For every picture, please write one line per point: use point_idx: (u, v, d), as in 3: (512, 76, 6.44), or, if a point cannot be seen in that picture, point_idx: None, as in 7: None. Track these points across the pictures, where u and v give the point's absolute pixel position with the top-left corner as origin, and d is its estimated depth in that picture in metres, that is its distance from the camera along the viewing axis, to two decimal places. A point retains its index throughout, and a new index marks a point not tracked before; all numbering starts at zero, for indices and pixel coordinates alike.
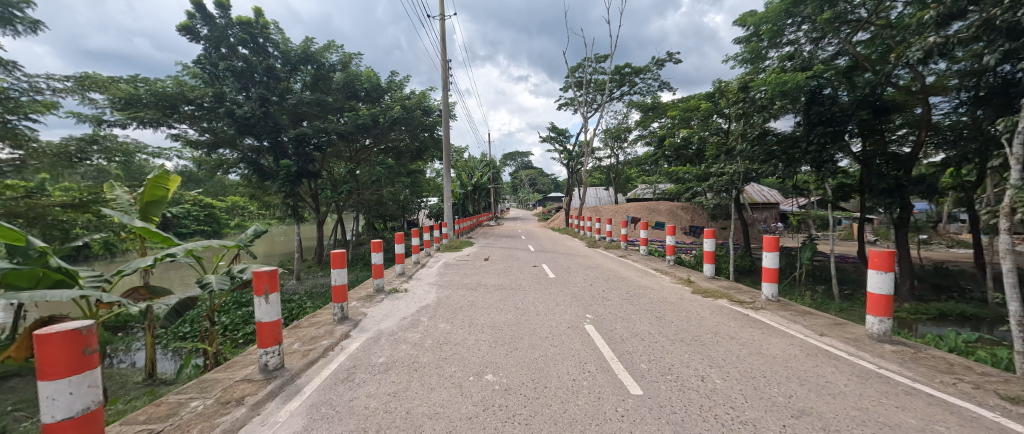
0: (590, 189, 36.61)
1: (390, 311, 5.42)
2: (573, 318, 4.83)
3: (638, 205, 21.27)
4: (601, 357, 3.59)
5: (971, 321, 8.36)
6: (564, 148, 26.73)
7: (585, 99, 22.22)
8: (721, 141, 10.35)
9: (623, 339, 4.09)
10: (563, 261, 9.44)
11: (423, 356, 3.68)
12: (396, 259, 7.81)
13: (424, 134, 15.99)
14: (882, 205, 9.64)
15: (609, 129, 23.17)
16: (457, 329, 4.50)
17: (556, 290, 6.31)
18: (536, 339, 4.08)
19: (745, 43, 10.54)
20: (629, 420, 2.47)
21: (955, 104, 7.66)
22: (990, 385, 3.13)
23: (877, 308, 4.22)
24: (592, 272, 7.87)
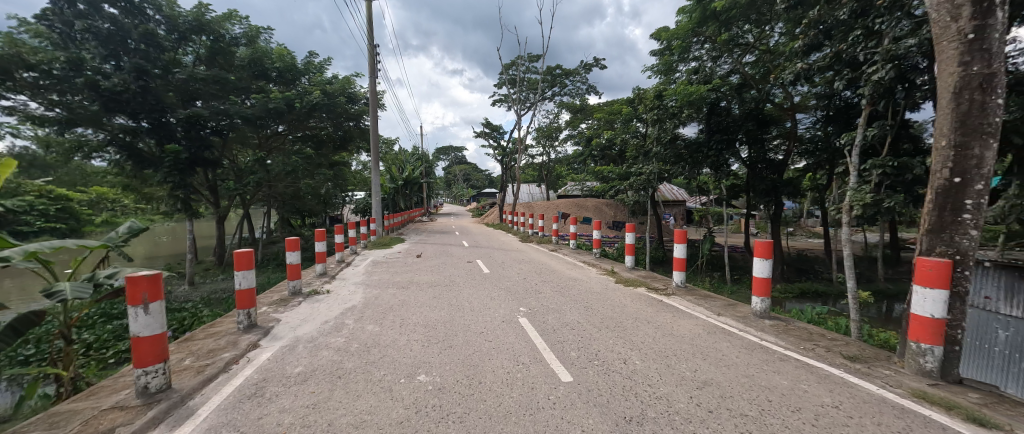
0: (523, 185, 37.45)
1: (309, 316, 4.95)
2: (507, 312, 4.90)
3: (567, 201, 22.32)
4: (534, 348, 3.71)
5: (821, 297, 10.40)
6: (497, 144, 26.84)
7: (518, 97, 22.52)
8: (639, 144, 11.29)
9: (555, 330, 4.25)
10: (498, 256, 9.54)
11: (348, 361, 3.44)
12: (316, 259, 7.17)
13: (348, 123, 14.91)
14: (761, 202, 11.44)
15: (541, 128, 23.85)
16: (386, 331, 4.29)
17: (489, 284, 6.37)
18: (472, 335, 4.07)
19: (660, 55, 11.60)
20: (560, 406, 2.59)
21: (814, 121, 9.36)
22: (835, 347, 3.92)
23: (762, 289, 4.97)
24: (524, 266, 8.09)
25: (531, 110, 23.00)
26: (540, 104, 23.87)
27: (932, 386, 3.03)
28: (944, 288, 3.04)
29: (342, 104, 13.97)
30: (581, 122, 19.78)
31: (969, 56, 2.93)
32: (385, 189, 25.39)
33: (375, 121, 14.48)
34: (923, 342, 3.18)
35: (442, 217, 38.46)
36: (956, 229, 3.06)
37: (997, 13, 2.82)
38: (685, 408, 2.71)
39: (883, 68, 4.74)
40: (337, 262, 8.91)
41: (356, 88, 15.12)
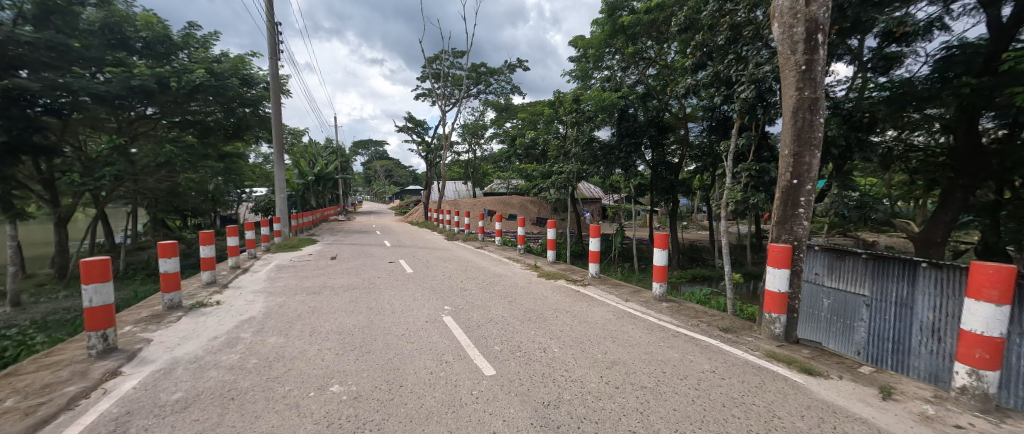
0: (449, 182, 37.00)
1: (189, 334, 4.31)
2: (431, 311, 4.88)
3: (493, 199, 22.59)
4: (458, 345, 3.76)
5: (708, 281, 12.15)
6: (421, 139, 26.05)
7: (442, 92, 22.10)
8: (560, 144, 12.20)
9: (478, 326, 4.34)
10: (422, 254, 9.37)
11: (245, 380, 3.11)
12: (202, 267, 6.31)
13: (243, 109, 13.40)
14: (662, 200, 12.89)
15: (466, 125, 23.77)
16: (293, 342, 3.98)
17: (413, 284, 6.25)
18: (392, 338, 3.97)
19: (575, 62, 12.77)
20: (482, 400, 2.70)
21: (701, 129, 10.67)
22: (713, 322, 4.65)
23: (660, 276, 5.65)
24: (450, 264, 8.08)
25: (456, 106, 22.76)
26: (465, 101, 23.75)
27: (779, 347, 3.80)
28: (786, 268, 3.81)
29: (235, 88, 12.37)
30: (506, 121, 20.18)
31: (801, 84, 3.70)
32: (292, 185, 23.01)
33: (278, 109, 13.13)
34: (773, 312, 3.95)
35: (361, 216, 35.37)
36: (795, 221, 3.84)
37: (818, 51, 3.62)
38: (596, 387, 3.02)
39: (747, 87, 5.87)
40: (230, 269, 7.86)
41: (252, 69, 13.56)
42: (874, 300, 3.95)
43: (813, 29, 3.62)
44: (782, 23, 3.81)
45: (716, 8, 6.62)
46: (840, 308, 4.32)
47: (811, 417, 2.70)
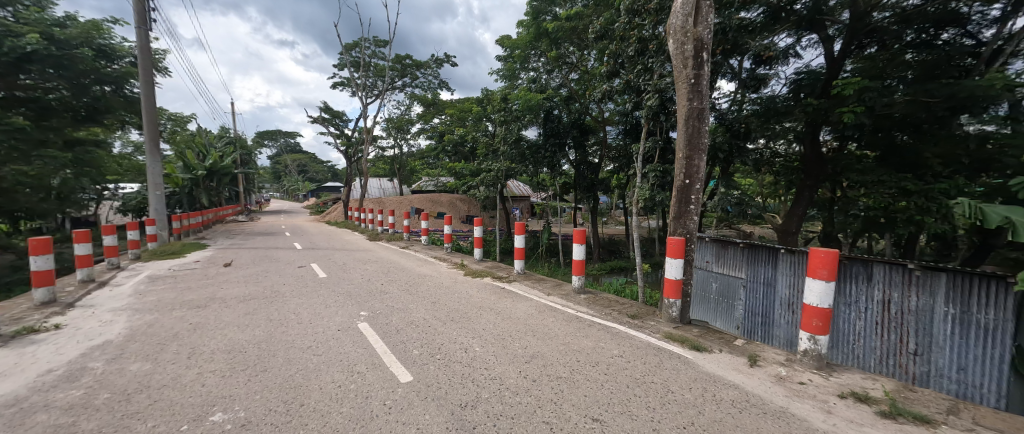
0: (372, 180, 35.24)
1: (4, 370, 3.13)
2: (345, 318, 4.51)
3: (420, 196, 22.00)
4: (372, 352, 3.52)
5: (624, 272, 13.26)
6: (340, 132, 24.39)
7: (363, 83, 20.90)
8: (488, 142, 12.25)
9: (397, 330, 4.16)
10: (338, 257, 8.79)
11: (88, 421, 2.31)
12: (33, 282, 5.08)
13: (97, 88, 11.35)
14: (585, 197, 13.68)
15: (391, 119, 22.80)
16: (163, 368, 3.12)
17: (325, 291, 5.79)
18: (295, 352, 3.45)
19: (503, 61, 13.01)
20: (397, 409, 2.58)
21: (617, 133, 11.59)
22: (623, 310, 5.09)
23: (579, 269, 6.02)
24: (370, 266, 7.71)
25: (378, 99, 21.70)
26: (389, 93, 22.76)
27: (676, 328, 4.30)
28: (679, 258, 4.32)
29: (87, 59, 10.45)
30: (433, 117, 19.83)
31: (691, 95, 4.20)
32: (175, 175, 19.80)
33: (148, 88, 11.14)
34: (670, 298, 4.46)
35: (268, 216, 31.90)
36: (687, 216, 4.36)
37: (703, 68, 4.15)
38: (514, 383, 3.13)
39: (653, 96, 6.59)
40: (81, 283, 6.43)
41: (112, 39, 11.40)
42: (749, 281, 4.64)
43: (699, 48, 4.13)
44: (675, 40, 4.29)
45: (628, 22, 7.11)
46: (723, 290, 5.01)
47: (696, 389, 3.10)
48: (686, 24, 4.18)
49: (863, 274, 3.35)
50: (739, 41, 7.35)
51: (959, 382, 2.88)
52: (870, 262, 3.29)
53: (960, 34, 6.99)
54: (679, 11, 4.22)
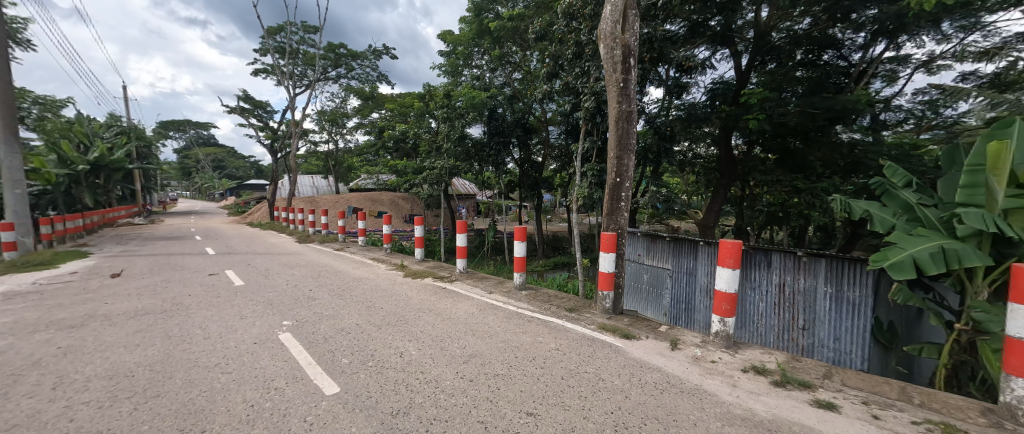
0: (304, 177, 32.93)
1: None
2: (263, 330, 4.13)
3: (358, 195, 20.97)
4: (296, 365, 3.28)
5: (566, 267, 13.71)
6: (263, 125, 22.45)
7: (289, 71, 19.40)
8: (431, 139, 12.02)
9: (326, 339, 3.92)
10: (260, 262, 8.05)
11: None
12: None
13: None
14: (529, 196, 13.91)
15: (324, 111, 21.40)
16: (15, 404, 2.59)
17: (242, 300, 5.26)
18: (200, 371, 3.10)
19: (445, 56, 12.83)
20: (319, 425, 2.42)
21: (560, 133, 11.93)
22: (561, 304, 5.25)
23: (520, 266, 6.10)
24: (298, 271, 7.17)
25: (309, 89, 20.29)
26: (321, 84, 21.35)
27: (609, 319, 4.52)
28: (612, 252, 4.53)
29: None
30: (371, 111, 19.01)
31: (621, 98, 4.44)
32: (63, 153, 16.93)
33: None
34: (604, 291, 4.68)
35: (178, 218, 28.31)
36: (618, 212, 4.60)
37: (631, 72, 4.39)
38: (451, 384, 3.09)
39: (591, 99, 6.98)
40: None
41: None
42: (676, 272, 5.02)
43: (627, 53, 4.36)
44: (606, 45, 4.50)
45: (566, 26, 7.35)
46: (654, 280, 5.37)
47: (625, 374, 3.28)
48: (615, 30, 4.42)
49: (765, 262, 4.25)
50: (664, 51, 7.82)
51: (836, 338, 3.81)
52: (771, 251, 4.19)
53: (836, 56, 8.78)
54: (608, 17, 4.45)
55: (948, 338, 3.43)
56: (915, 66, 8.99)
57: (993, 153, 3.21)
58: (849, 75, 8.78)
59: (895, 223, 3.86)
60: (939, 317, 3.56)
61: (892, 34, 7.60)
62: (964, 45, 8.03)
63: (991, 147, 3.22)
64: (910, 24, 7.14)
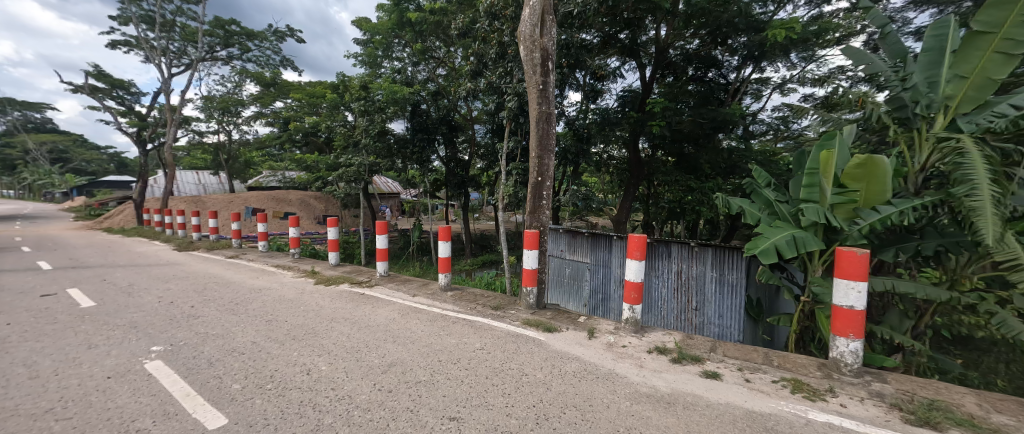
0: (187, 173, 28.50)
1: None
2: (123, 360, 3.40)
3: (259, 193, 18.71)
4: (170, 398, 2.75)
5: (494, 265, 13.83)
6: (128, 108, 18.82)
7: (157, 45, 16.63)
8: (347, 133, 11.21)
9: (211, 363, 3.36)
10: (124, 276, 6.66)
11: None
12: None
13: None
14: (455, 194, 13.69)
15: (213, 97, 18.59)
16: None
17: (94, 325, 4.27)
18: (22, 421, 2.42)
19: (362, 45, 12.01)
20: None
21: (485, 132, 11.94)
22: (487, 302, 5.23)
23: (444, 267, 5.93)
24: (177, 284, 6.08)
25: (189, 69, 17.61)
26: (208, 65, 18.48)
27: (532, 314, 4.60)
28: (535, 249, 4.60)
29: None
30: (275, 100, 17.05)
31: (540, 100, 4.56)
32: None
33: None
34: (528, 287, 4.74)
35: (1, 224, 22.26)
36: (540, 210, 4.72)
37: (550, 76, 4.55)
38: (366, 398, 2.85)
39: (514, 99, 7.22)
40: None
41: None
42: (593, 266, 5.35)
43: (546, 57, 4.52)
44: (526, 47, 4.55)
45: (489, 25, 7.33)
46: (573, 275, 5.64)
47: (547, 368, 3.35)
48: (534, 33, 4.49)
49: (666, 252, 5.04)
50: (580, 58, 8.28)
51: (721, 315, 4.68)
52: (671, 243, 5.00)
53: (717, 74, 10.09)
54: (528, 20, 4.51)
55: (797, 309, 4.14)
56: (773, 88, 10.78)
57: (823, 158, 3.99)
58: (727, 92, 10.21)
59: (760, 217, 4.53)
60: (791, 292, 4.25)
61: (757, 59, 9.08)
62: (805, 73, 9.90)
63: (822, 154, 3.99)
64: (769, 52, 8.63)
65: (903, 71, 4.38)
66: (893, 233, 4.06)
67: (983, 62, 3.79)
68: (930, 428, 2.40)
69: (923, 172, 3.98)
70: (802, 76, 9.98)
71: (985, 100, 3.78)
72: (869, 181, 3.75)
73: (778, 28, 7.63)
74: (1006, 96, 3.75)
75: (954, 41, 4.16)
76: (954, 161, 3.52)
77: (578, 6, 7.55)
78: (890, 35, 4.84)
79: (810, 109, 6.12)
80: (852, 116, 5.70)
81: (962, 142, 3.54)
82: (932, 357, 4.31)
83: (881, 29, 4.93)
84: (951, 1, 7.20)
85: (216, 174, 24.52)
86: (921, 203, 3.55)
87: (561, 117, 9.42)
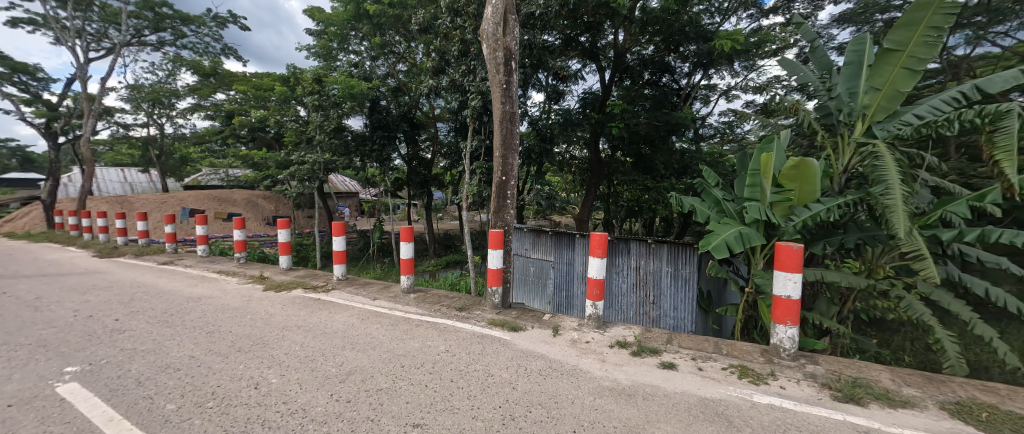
0: (110, 171, 25.63)
1: None
2: (30, 384, 2.95)
3: (199, 192, 17.21)
4: (88, 425, 2.41)
5: (458, 265, 13.66)
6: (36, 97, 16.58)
7: (70, 25, 14.70)
8: (300, 130, 10.57)
9: (140, 383, 3.00)
10: (32, 288, 5.84)
11: None
12: None
13: None
14: (419, 194, 13.34)
15: (141, 86, 16.83)
16: None
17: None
18: None
19: (315, 36, 11.37)
20: None
21: (448, 131, 11.73)
22: (451, 304, 5.11)
23: (407, 268, 5.73)
24: (99, 295, 5.41)
25: (112, 54, 15.82)
26: (135, 50, 16.68)
27: (498, 314, 4.55)
28: (500, 248, 4.55)
29: None
30: (217, 92, 15.74)
31: (504, 99, 4.51)
32: None
33: None
34: (493, 287, 4.68)
35: None
36: (504, 210, 4.67)
37: (513, 75, 4.51)
38: (322, 410, 2.66)
39: (478, 98, 7.11)
40: None
41: None
42: (557, 264, 5.39)
43: (509, 56, 4.48)
44: (489, 45, 4.48)
45: (451, 22, 7.20)
46: (538, 273, 5.65)
47: (514, 367, 3.31)
48: (497, 32, 4.42)
49: (626, 249, 5.18)
50: (543, 59, 8.33)
51: (677, 308, 4.86)
52: (630, 240, 5.14)
53: (670, 79, 10.57)
54: (490, 18, 4.44)
55: (743, 300, 4.40)
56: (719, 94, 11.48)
57: (764, 161, 4.28)
58: (679, 96, 10.73)
59: (709, 215, 4.78)
60: (738, 284, 4.52)
61: (706, 66, 9.60)
62: (746, 80, 10.62)
63: (763, 156, 4.28)
64: (717, 61, 9.16)
65: (830, 82, 4.79)
66: (823, 228, 4.45)
67: (893, 77, 4.18)
68: (855, 403, 2.63)
69: (846, 173, 4.39)
70: (744, 84, 10.71)
71: (894, 110, 4.20)
72: (803, 181, 4.01)
73: (725, 38, 8.12)
74: (912, 106, 4.21)
75: (870, 56, 4.60)
76: (870, 163, 3.88)
77: (541, 7, 7.57)
78: (818, 49, 5.25)
79: (752, 115, 6.56)
80: (787, 121, 6.17)
81: (876, 147, 3.93)
82: (853, 338, 4.77)
83: (811, 42, 5.37)
84: (864, 21, 8.04)
85: (147, 172, 22.24)
86: (846, 201, 3.89)
87: (524, 117, 9.43)
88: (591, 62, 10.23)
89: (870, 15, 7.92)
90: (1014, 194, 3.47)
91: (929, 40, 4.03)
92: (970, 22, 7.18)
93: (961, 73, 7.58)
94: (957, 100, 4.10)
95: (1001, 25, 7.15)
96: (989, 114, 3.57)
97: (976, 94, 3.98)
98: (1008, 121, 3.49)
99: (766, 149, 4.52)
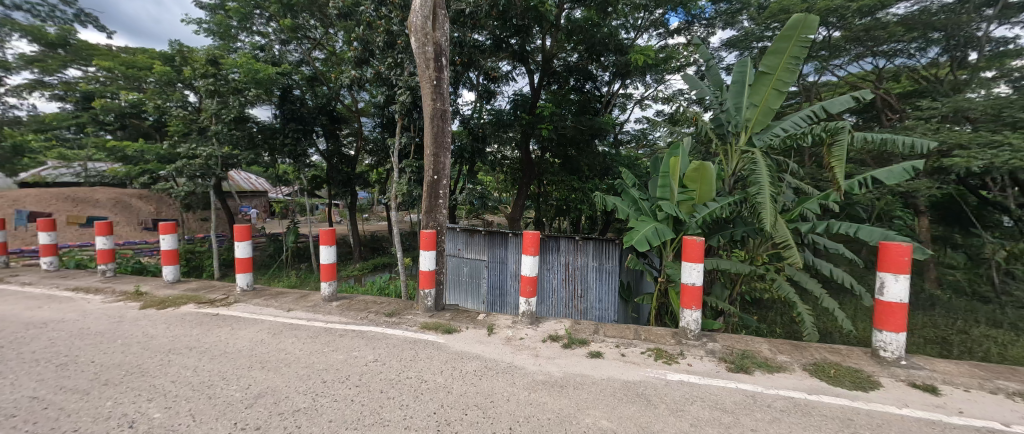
0: None
1: None
2: None
3: (42, 190, 13.94)
4: None
5: (387, 268, 12.97)
6: None
7: None
8: (189, 118, 9.21)
9: None
10: None
11: None
12: None
13: None
14: (341, 193, 12.33)
15: None
16: None
17: None
18: None
19: (208, 10, 9.86)
20: None
21: (372, 127, 11.02)
22: (380, 310, 4.75)
23: (329, 275, 5.21)
24: None
25: None
26: None
27: (431, 317, 4.33)
28: (430, 250, 4.35)
29: None
30: (70, 67, 12.84)
31: (434, 96, 4.31)
32: None
33: None
34: (425, 289, 4.44)
35: None
36: (437, 210, 4.47)
37: (444, 72, 4.32)
38: None
39: (407, 93, 6.72)
40: None
41: None
42: (491, 262, 5.31)
43: (438, 52, 4.29)
44: (417, 39, 4.27)
45: (375, 10, 6.79)
46: (473, 272, 5.52)
47: (449, 370, 3.15)
48: (426, 26, 4.22)
49: (556, 246, 5.31)
50: (474, 58, 8.19)
51: (601, 302, 5.11)
52: (560, 238, 5.29)
53: (592, 87, 11.12)
54: (419, 10, 4.22)
55: (657, 289, 4.78)
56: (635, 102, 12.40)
57: (671, 164, 4.69)
58: (602, 103, 11.33)
59: (627, 212, 5.10)
60: (651, 274, 4.91)
61: (625, 76, 10.25)
62: (657, 92, 11.65)
63: (671, 159, 4.68)
64: (633, 72, 9.85)
65: (721, 97, 5.38)
66: (717, 223, 5.00)
67: (766, 95, 4.79)
68: (744, 373, 2.95)
69: (734, 176, 4.99)
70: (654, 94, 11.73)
71: (768, 123, 4.85)
72: (702, 183, 4.46)
73: (640, 52, 8.78)
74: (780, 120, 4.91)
75: (750, 77, 5.23)
76: (750, 167, 4.44)
77: (470, 5, 7.40)
78: (711, 68, 5.81)
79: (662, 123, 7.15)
80: (688, 129, 6.84)
81: (755, 153, 4.52)
82: (742, 318, 5.42)
83: (707, 62, 5.94)
84: (746, 47, 9.21)
85: None
86: (735, 199, 4.40)
87: (455, 115, 9.19)
88: (520, 65, 10.34)
89: (749, 43, 9.06)
90: (847, 194, 4.20)
91: (791, 67, 4.72)
92: (817, 55, 8.57)
93: (813, 96, 9.21)
94: (810, 118, 4.86)
95: (839, 59, 8.76)
96: (829, 130, 4.29)
97: (822, 113, 4.75)
98: (842, 136, 4.20)
99: (674, 153, 4.96)
